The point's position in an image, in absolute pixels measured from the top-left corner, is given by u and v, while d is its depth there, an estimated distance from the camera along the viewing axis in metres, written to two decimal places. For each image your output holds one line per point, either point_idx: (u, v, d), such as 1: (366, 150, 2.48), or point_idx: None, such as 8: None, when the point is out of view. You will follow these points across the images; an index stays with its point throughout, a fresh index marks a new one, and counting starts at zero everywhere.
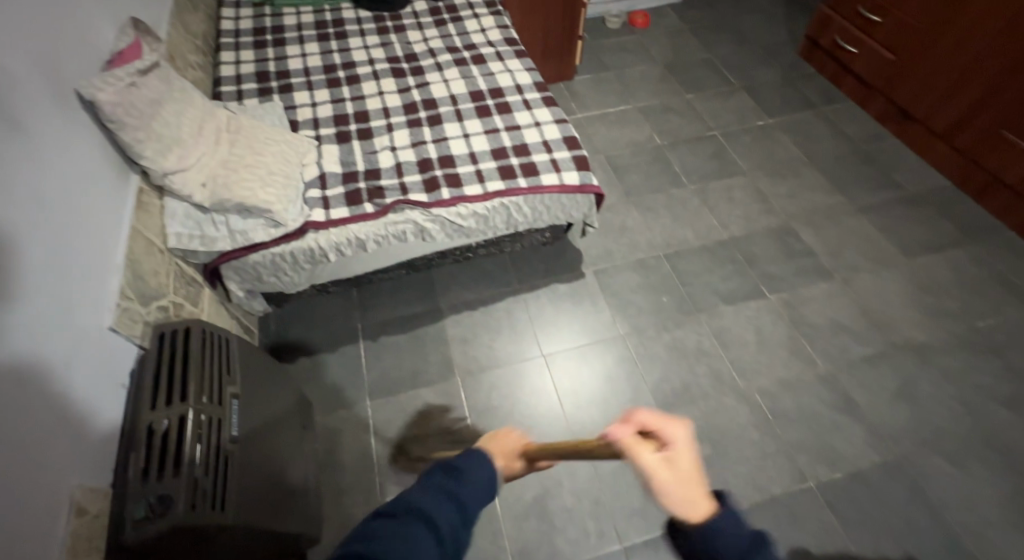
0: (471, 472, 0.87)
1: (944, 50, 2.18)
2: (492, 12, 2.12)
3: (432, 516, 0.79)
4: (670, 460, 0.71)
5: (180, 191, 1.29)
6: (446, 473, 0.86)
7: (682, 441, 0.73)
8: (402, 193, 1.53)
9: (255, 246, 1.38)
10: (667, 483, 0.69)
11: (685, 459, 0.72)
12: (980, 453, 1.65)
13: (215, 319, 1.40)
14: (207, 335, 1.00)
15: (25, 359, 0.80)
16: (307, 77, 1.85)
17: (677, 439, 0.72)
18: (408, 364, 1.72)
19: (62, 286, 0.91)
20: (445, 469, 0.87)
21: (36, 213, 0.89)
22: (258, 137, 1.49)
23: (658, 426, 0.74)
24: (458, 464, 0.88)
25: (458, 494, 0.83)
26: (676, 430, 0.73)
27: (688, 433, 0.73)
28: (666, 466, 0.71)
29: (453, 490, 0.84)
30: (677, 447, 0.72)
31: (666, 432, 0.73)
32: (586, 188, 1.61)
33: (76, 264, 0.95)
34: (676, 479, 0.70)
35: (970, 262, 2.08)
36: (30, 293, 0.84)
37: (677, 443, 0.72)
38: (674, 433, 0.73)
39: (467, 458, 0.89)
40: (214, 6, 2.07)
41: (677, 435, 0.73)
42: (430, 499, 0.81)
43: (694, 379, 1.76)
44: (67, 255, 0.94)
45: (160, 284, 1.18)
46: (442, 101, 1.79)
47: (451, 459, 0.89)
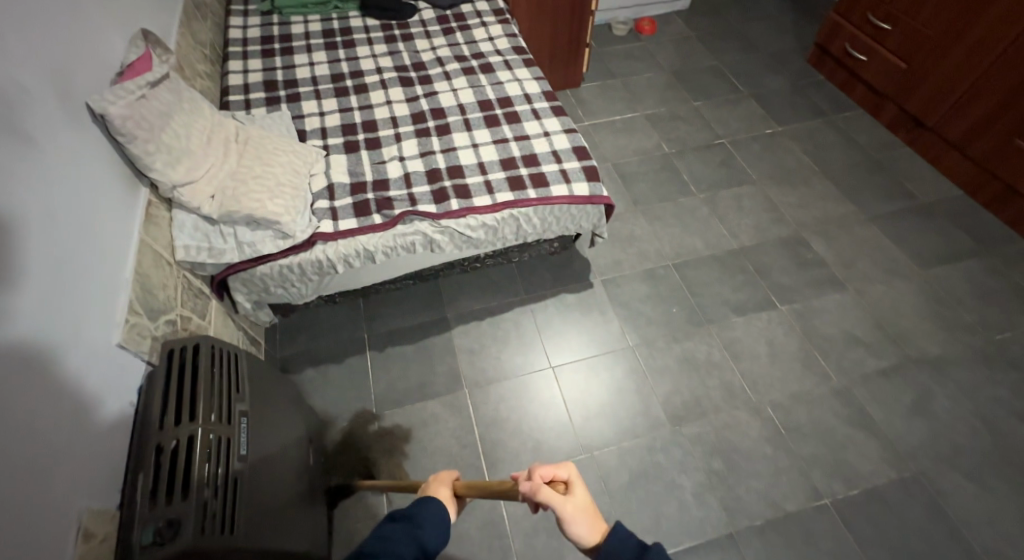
0: (424, 517, 0.92)
1: (957, 59, 2.16)
2: (500, 20, 2.11)
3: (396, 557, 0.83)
4: (572, 495, 0.88)
5: (188, 203, 1.28)
6: (400, 518, 0.91)
7: (572, 477, 0.91)
8: (410, 204, 1.52)
9: (263, 257, 1.37)
10: (574, 515, 0.86)
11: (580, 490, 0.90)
12: (998, 469, 1.62)
13: (222, 331, 1.39)
14: (215, 350, 0.99)
15: (28, 379, 0.79)
16: (315, 86, 1.85)
17: (571, 476, 0.90)
18: (416, 376, 1.71)
19: (70, 302, 0.90)
20: (400, 515, 0.92)
21: (43, 230, 0.88)
22: (266, 148, 1.48)
23: (554, 470, 0.91)
24: (411, 510, 0.93)
25: (418, 535, 0.89)
26: (567, 469, 0.91)
27: (575, 470, 0.92)
28: (572, 501, 0.87)
29: (412, 531, 0.89)
30: (572, 483, 0.90)
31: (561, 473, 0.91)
32: (596, 199, 1.59)
33: (84, 279, 0.94)
34: (579, 508, 0.87)
35: (985, 273, 2.05)
36: (36, 311, 0.83)
37: (570, 480, 0.91)
38: (566, 472, 0.91)
39: (417, 504, 0.94)
40: (222, 15, 2.07)
41: (570, 474, 0.91)
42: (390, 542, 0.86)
43: (706, 392, 1.74)
44: (75, 271, 0.93)
45: (168, 297, 1.17)
46: (451, 111, 1.78)
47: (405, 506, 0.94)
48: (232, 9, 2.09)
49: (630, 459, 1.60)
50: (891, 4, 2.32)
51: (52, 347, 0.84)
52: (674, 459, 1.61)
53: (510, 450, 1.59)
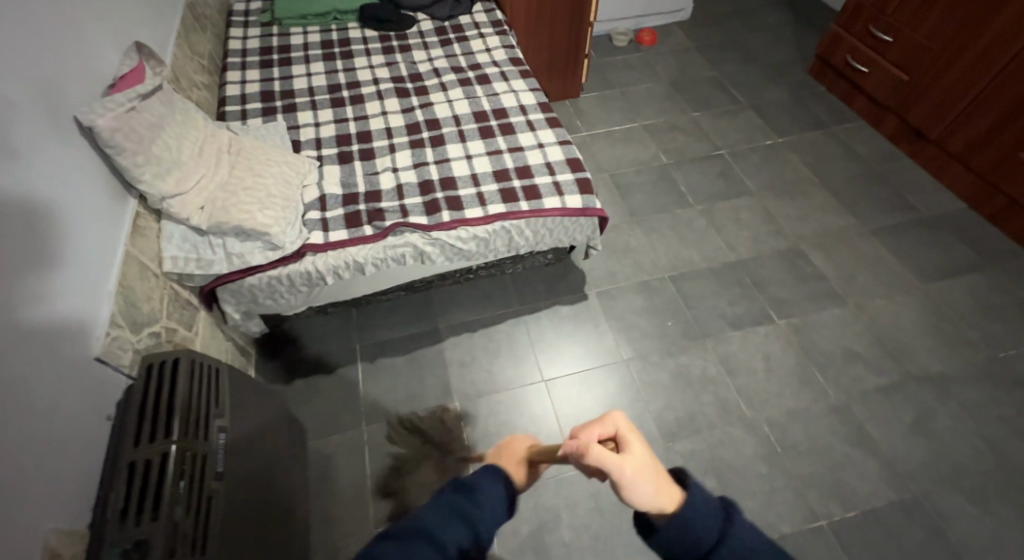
0: (485, 490, 0.83)
1: (960, 72, 2.14)
2: (498, 31, 2.11)
3: (439, 540, 0.76)
4: (629, 450, 0.78)
5: (177, 215, 1.28)
6: (459, 489, 0.84)
7: (627, 431, 0.81)
8: (402, 215, 1.52)
9: (252, 269, 1.36)
10: (637, 476, 0.75)
11: (638, 445, 0.79)
12: (1000, 490, 1.59)
13: (210, 343, 1.39)
14: (195, 365, 0.98)
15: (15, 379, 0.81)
16: (311, 96, 1.85)
17: (623, 431, 0.80)
18: (408, 388, 1.70)
19: (60, 303, 0.92)
20: (456, 486, 0.84)
21: (32, 235, 0.90)
22: (258, 158, 1.48)
23: (602, 426, 0.81)
24: (472, 478, 0.85)
25: (473, 516, 0.80)
26: (618, 421, 0.82)
27: (627, 422, 0.82)
28: (631, 458, 0.76)
29: (465, 508, 0.81)
30: (627, 436, 0.80)
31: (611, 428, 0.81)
32: (589, 211, 1.58)
33: (74, 282, 0.96)
34: (641, 466, 0.76)
35: (989, 289, 2.02)
36: (24, 311, 0.85)
37: (624, 433, 0.80)
38: (618, 426, 0.81)
39: (481, 471, 0.86)
40: (223, 26, 2.09)
41: (621, 427, 0.81)
42: (438, 519, 0.79)
43: (700, 408, 1.71)
44: (65, 274, 0.95)
45: (152, 309, 1.16)
46: (446, 122, 1.78)
47: (466, 475, 0.85)
48: (233, 20, 2.10)
49: None
50: (893, 16, 2.31)
51: (32, 361, 0.85)
52: None
53: None
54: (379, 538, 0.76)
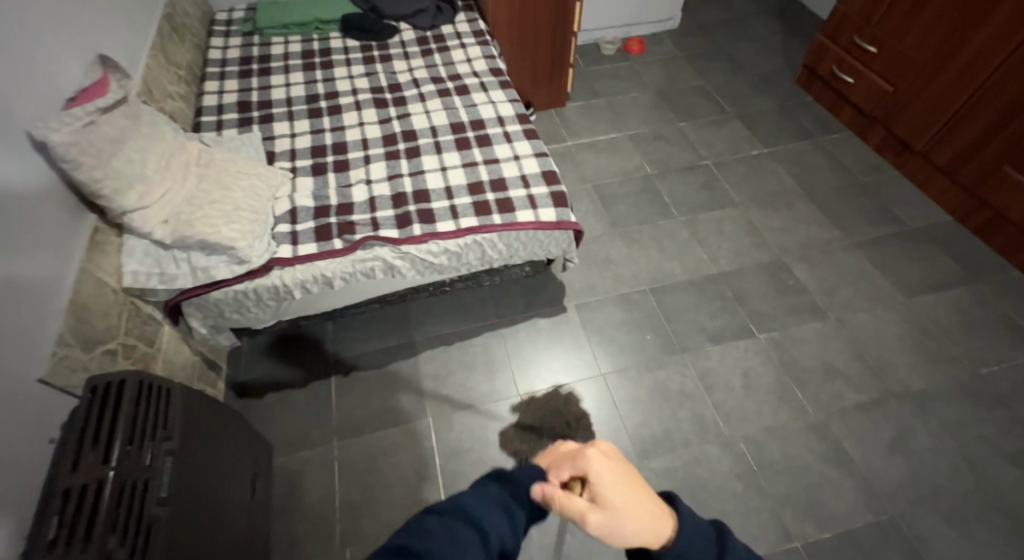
0: (525, 487, 0.85)
1: (945, 83, 2.12)
2: (480, 41, 2.10)
3: (483, 527, 0.77)
4: (599, 500, 0.71)
5: (140, 229, 1.26)
6: (505, 482, 0.85)
7: (601, 474, 0.72)
8: (373, 229, 1.50)
9: (217, 283, 1.35)
10: (605, 527, 0.69)
11: (614, 489, 0.72)
12: (978, 511, 1.57)
13: (174, 358, 1.38)
14: (147, 388, 0.99)
15: None
16: (288, 107, 1.83)
17: (592, 475, 0.72)
18: (383, 402, 1.68)
19: (14, 313, 0.93)
20: (500, 478, 0.86)
21: None
22: (228, 170, 1.46)
23: (574, 468, 0.74)
24: (515, 472, 0.86)
25: (515, 511, 0.82)
26: (591, 462, 0.73)
27: (603, 459, 0.73)
28: (596, 509, 0.70)
29: (509, 501, 0.83)
30: (600, 481, 0.72)
31: (584, 470, 0.73)
32: (563, 225, 1.56)
33: (26, 294, 0.97)
34: (612, 515, 0.70)
35: (973, 303, 2.00)
36: None
37: (598, 476, 0.72)
38: (593, 467, 0.73)
39: (523, 466, 0.87)
40: (203, 35, 2.07)
41: (594, 470, 0.72)
42: (485, 508, 0.80)
43: (676, 424, 1.70)
44: (18, 286, 0.95)
45: (107, 327, 1.15)
46: (422, 133, 1.75)
47: (511, 470, 0.87)
48: (214, 30, 2.09)
49: None
50: (879, 27, 2.29)
51: None
52: None
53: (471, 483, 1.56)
54: (429, 512, 0.77)
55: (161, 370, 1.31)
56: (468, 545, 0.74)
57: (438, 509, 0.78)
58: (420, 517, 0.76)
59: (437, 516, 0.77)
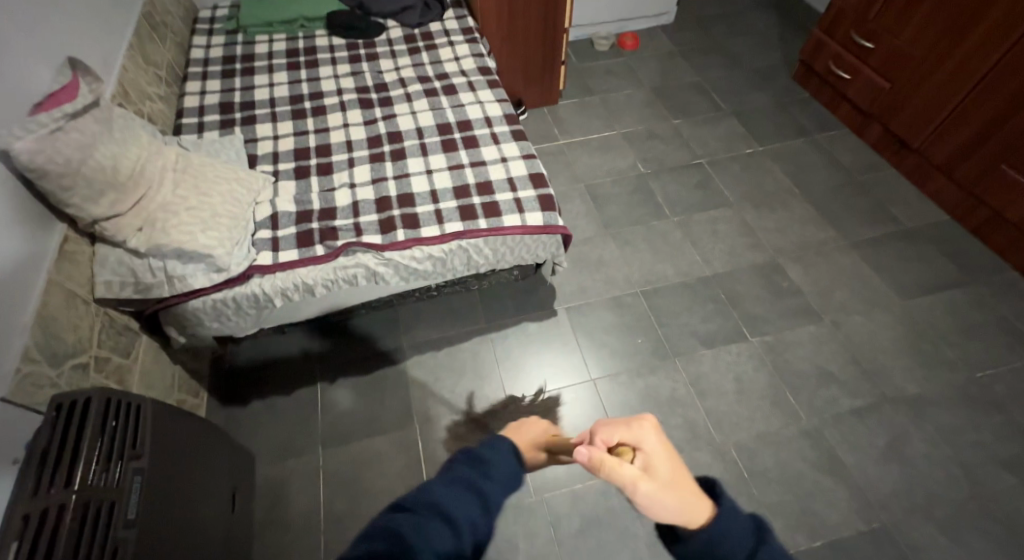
0: (493, 465, 0.89)
1: (942, 80, 2.08)
2: (469, 39, 2.05)
3: (448, 515, 0.81)
4: (649, 469, 0.72)
5: (112, 238, 1.24)
6: (471, 463, 0.89)
7: (654, 444, 0.74)
8: (356, 234, 1.47)
9: (195, 292, 1.32)
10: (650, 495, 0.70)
11: (664, 464, 0.73)
12: (972, 520, 1.55)
13: (152, 368, 1.36)
14: (117, 405, 0.97)
15: None
16: (272, 108, 1.79)
17: (645, 444, 0.74)
18: (371, 408, 1.66)
19: None
20: (468, 461, 0.89)
21: None
22: (206, 175, 1.42)
23: (626, 434, 0.75)
24: (483, 453, 0.90)
25: (483, 489, 0.86)
26: (645, 432, 0.75)
27: (656, 431, 0.75)
28: (647, 476, 0.71)
29: (474, 480, 0.87)
30: (652, 451, 0.73)
31: (636, 437, 0.75)
32: (551, 229, 1.53)
33: None
34: (660, 485, 0.71)
35: (970, 305, 1.97)
36: None
37: (649, 448, 0.74)
38: (646, 437, 0.75)
39: (493, 446, 0.91)
40: (186, 34, 2.02)
41: (644, 440, 0.74)
42: (450, 494, 0.84)
43: (667, 431, 1.67)
44: None
45: (78, 340, 1.13)
46: (408, 134, 1.71)
47: (477, 450, 0.91)
48: (197, 28, 2.05)
49: (584, 504, 1.52)
50: (875, 22, 2.24)
51: None
52: None
53: None
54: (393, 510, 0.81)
55: (139, 380, 1.30)
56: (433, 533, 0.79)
57: (405, 506, 0.81)
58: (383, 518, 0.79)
59: (406, 514, 0.80)
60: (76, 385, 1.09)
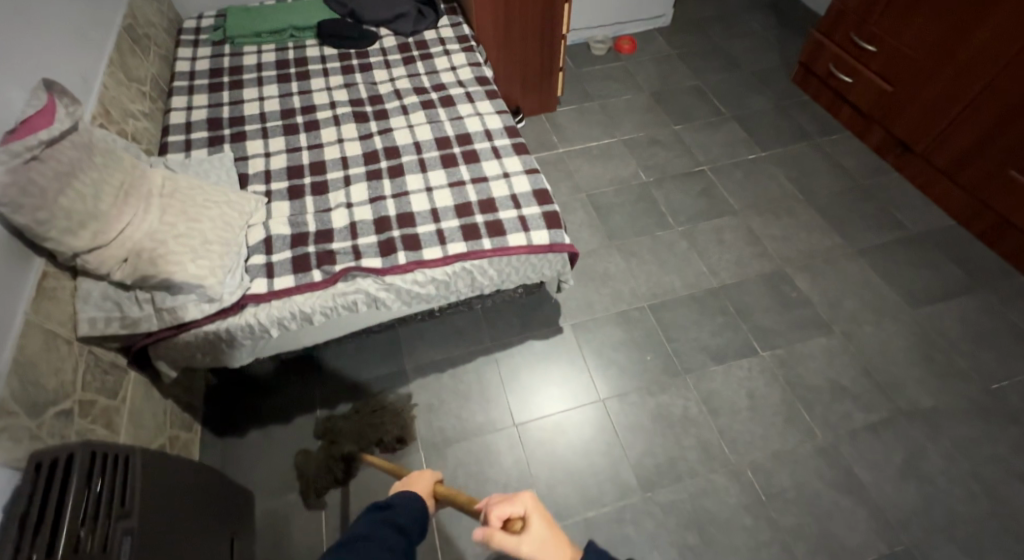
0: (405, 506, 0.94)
1: (946, 84, 2.04)
2: (465, 48, 1.98)
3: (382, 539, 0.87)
4: (527, 529, 0.82)
5: (96, 271, 1.17)
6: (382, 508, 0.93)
7: (531, 508, 0.85)
8: (354, 258, 1.40)
9: (186, 325, 1.25)
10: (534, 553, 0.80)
11: (541, 523, 0.83)
12: (995, 539, 1.51)
13: (141, 405, 1.28)
14: (105, 459, 0.91)
15: None
16: (262, 123, 1.71)
17: (528, 510, 0.84)
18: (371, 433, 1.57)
19: None
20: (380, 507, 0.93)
21: None
22: (195, 197, 1.34)
23: (511, 506, 0.84)
24: (392, 500, 0.95)
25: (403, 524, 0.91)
26: (524, 501, 0.85)
27: (533, 500, 0.86)
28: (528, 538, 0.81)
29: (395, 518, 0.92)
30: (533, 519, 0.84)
31: (517, 505, 0.85)
32: (557, 248, 1.46)
33: None
34: (539, 544, 0.81)
35: (980, 313, 1.93)
36: None
37: (532, 513, 0.84)
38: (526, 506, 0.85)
39: (400, 495, 0.97)
40: (170, 45, 1.94)
41: (528, 508, 0.84)
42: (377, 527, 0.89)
43: (681, 452, 1.62)
44: None
45: (60, 384, 1.06)
46: (405, 149, 1.64)
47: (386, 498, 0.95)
48: (181, 39, 1.96)
49: None
50: (876, 25, 2.20)
51: None
52: (645, 532, 1.49)
53: (465, 527, 1.47)
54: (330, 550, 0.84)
55: (128, 420, 1.23)
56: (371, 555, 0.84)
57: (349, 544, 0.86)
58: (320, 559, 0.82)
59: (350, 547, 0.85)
60: (59, 433, 1.02)
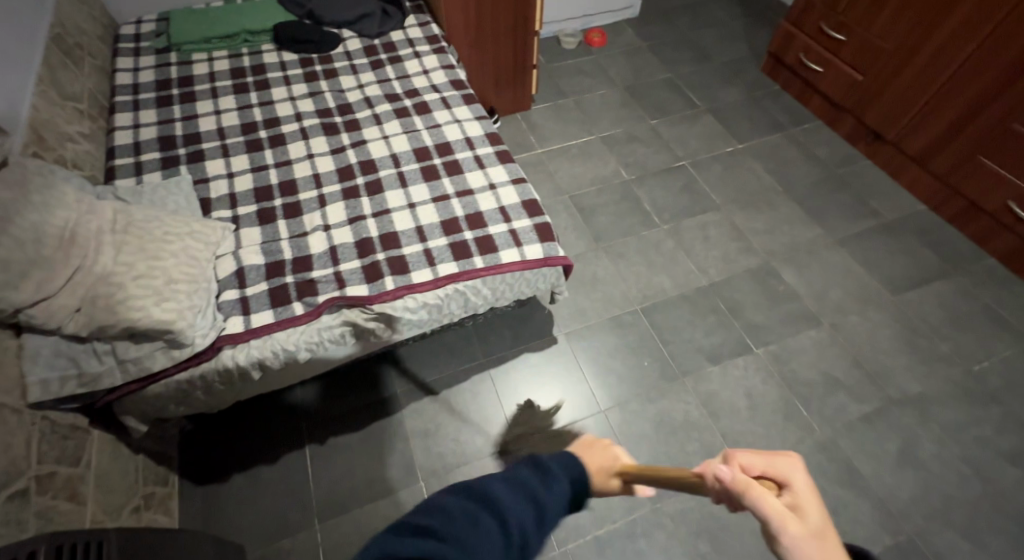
0: (558, 477, 0.80)
1: (913, 73, 2.05)
2: (435, 49, 1.87)
3: (503, 512, 0.75)
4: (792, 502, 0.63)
5: (45, 325, 1.04)
6: (535, 468, 0.82)
7: (799, 482, 0.65)
8: (337, 287, 1.29)
9: (155, 375, 1.14)
10: (796, 534, 0.60)
11: (811, 505, 0.63)
12: (991, 522, 1.52)
13: (107, 466, 1.16)
14: (73, 552, 0.79)
15: None
16: (221, 139, 1.57)
17: (794, 479, 0.65)
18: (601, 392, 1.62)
19: None
20: (534, 465, 0.82)
21: None
22: (153, 230, 1.20)
23: (769, 465, 0.67)
24: (550, 462, 0.82)
25: (541, 499, 0.78)
26: (791, 470, 0.66)
27: (805, 478, 0.65)
28: (793, 514, 0.61)
29: (534, 491, 0.79)
30: (802, 492, 0.64)
31: (782, 472, 0.66)
32: (552, 261, 1.38)
33: None
34: (811, 529, 0.60)
35: (958, 296, 1.95)
36: None
37: (796, 484, 0.65)
38: (793, 476, 0.66)
39: (560, 458, 0.83)
40: (108, 55, 1.76)
41: (792, 476, 0.65)
42: (510, 495, 0.77)
43: (685, 459, 1.59)
44: None
45: (10, 463, 0.93)
46: (382, 163, 1.54)
47: (545, 458, 0.83)
48: (120, 48, 1.78)
49: (610, 550, 1.40)
50: (843, 14, 2.20)
51: None
52: (656, 545, 1.41)
53: None
54: (451, 494, 0.75)
55: (95, 488, 1.10)
56: (484, 528, 0.72)
57: (462, 493, 0.76)
58: (438, 499, 0.75)
59: (462, 500, 0.75)
60: (15, 519, 0.89)
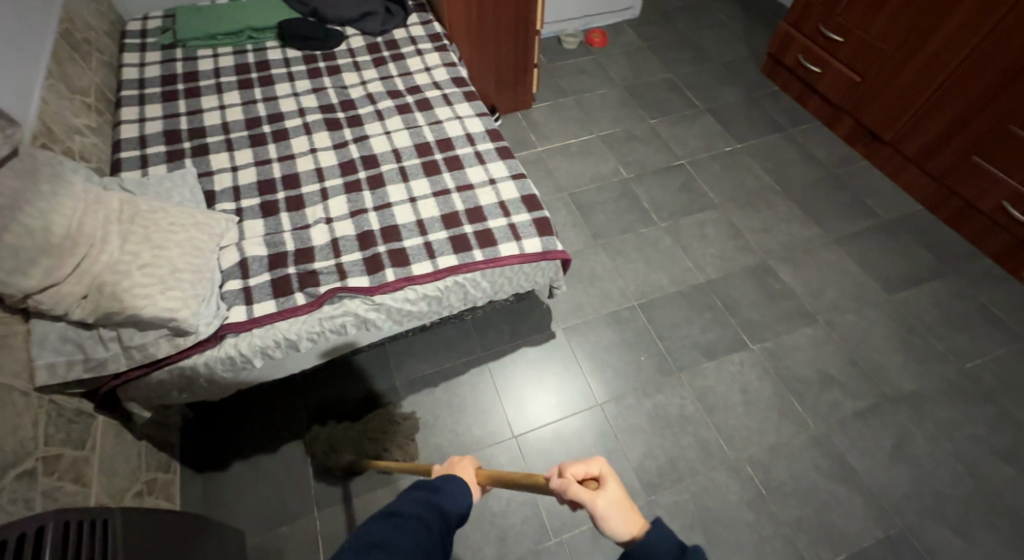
0: (451, 492, 0.90)
1: (911, 75, 2.07)
2: (437, 47, 1.90)
3: (421, 520, 0.83)
4: (603, 487, 0.80)
5: (52, 311, 1.06)
6: (427, 487, 0.90)
7: (604, 474, 0.81)
8: (339, 278, 1.31)
9: (160, 362, 1.16)
10: (607, 512, 0.78)
11: (614, 487, 0.80)
12: (984, 518, 1.54)
13: (112, 452, 1.18)
14: (81, 527, 0.81)
15: None
16: (225, 133, 1.60)
17: (603, 472, 0.82)
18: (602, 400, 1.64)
19: None
20: (425, 484, 0.90)
21: None
22: (158, 220, 1.22)
23: (585, 467, 0.82)
24: (439, 482, 0.91)
25: (442, 505, 0.87)
26: (599, 466, 0.82)
27: (609, 466, 0.82)
28: (604, 500, 0.79)
29: (436, 501, 0.87)
30: (606, 481, 0.81)
31: (595, 471, 0.82)
32: (550, 255, 1.40)
33: None
34: (610, 506, 0.78)
35: (953, 295, 1.97)
36: None
37: (605, 477, 0.81)
38: (601, 471, 0.82)
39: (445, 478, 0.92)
40: (115, 51, 1.79)
41: (602, 471, 0.82)
42: (416, 506, 0.85)
43: (680, 452, 1.61)
44: None
45: (18, 443, 0.95)
46: (384, 157, 1.56)
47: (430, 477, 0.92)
48: (126, 43, 1.81)
49: (605, 542, 1.42)
50: (842, 16, 2.22)
51: None
52: None
53: (469, 545, 1.41)
54: (366, 522, 0.82)
55: (99, 471, 1.12)
56: (410, 537, 0.80)
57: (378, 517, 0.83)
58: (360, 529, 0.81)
59: (379, 521, 0.82)
60: (22, 498, 0.91)
